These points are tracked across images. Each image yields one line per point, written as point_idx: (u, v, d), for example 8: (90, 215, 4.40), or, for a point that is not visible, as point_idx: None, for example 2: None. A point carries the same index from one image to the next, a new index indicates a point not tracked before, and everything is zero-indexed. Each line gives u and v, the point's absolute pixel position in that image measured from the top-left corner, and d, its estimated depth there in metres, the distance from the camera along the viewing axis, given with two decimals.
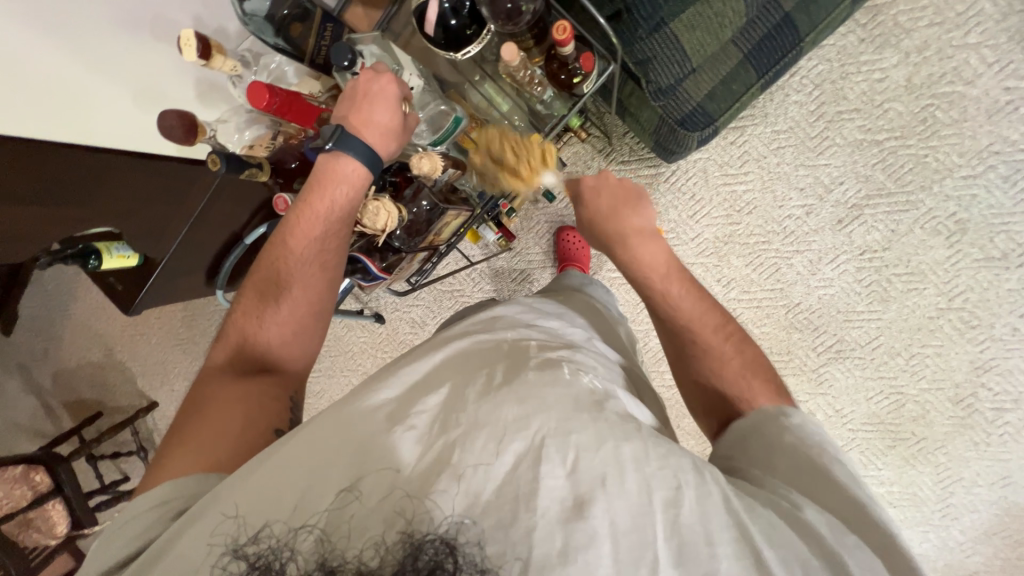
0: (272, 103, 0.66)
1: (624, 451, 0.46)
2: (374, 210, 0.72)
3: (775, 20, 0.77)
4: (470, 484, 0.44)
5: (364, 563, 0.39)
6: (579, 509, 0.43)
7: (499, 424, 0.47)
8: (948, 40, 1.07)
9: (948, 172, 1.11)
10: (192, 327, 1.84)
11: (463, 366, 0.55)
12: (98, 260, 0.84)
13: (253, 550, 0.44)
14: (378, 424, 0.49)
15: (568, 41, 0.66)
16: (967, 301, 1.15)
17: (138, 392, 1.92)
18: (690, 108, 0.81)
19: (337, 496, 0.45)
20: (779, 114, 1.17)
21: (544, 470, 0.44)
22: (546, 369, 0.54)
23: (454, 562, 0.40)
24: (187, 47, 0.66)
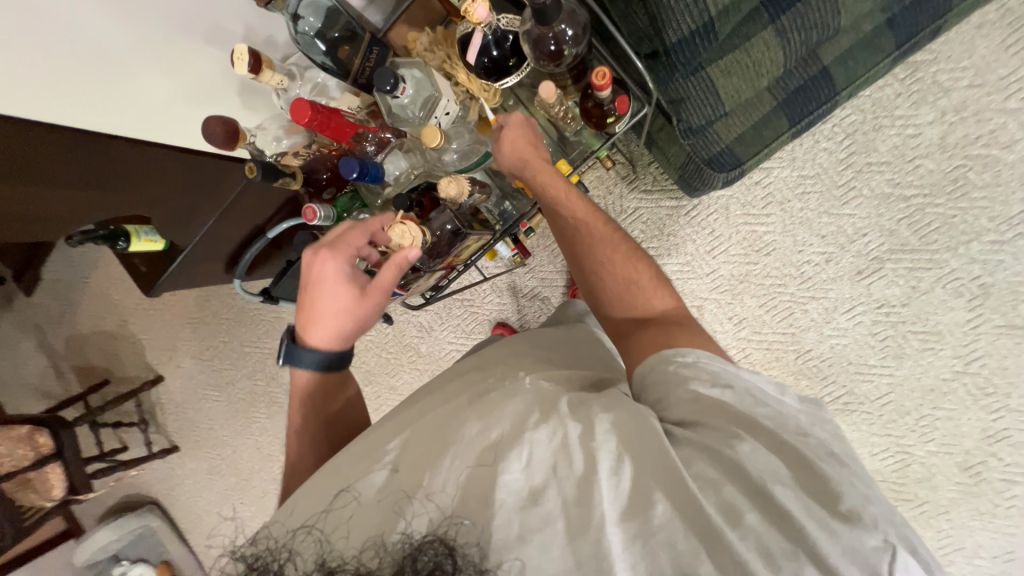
0: (312, 120, 0.67)
1: (572, 437, 0.50)
2: (399, 233, 0.71)
3: (812, 71, 0.77)
4: (441, 494, 0.48)
5: (363, 563, 0.45)
6: (533, 498, 0.47)
7: (462, 442, 0.51)
8: (987, 103, 1.05)
9: (976, 235, 1.09)
10: (205, 308, 1.87)
11: (442, 400, 0.61)
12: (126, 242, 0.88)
13: (252, 552, 0.50)
14: (368, 446, 0.57)
15: (605, 88, 0.66)
16: (984, 367, 1.13)
17: (146, 365, 1.96)
18: (718, 150, 0.82)
19: (337, 497, 0.52)
20: (807, 159, 1.17)
21: (501, 467, 0.48)
22: (507, 386, 0.58)
23: (454, 563, 0.43)
24: (239, 61, 0.68)
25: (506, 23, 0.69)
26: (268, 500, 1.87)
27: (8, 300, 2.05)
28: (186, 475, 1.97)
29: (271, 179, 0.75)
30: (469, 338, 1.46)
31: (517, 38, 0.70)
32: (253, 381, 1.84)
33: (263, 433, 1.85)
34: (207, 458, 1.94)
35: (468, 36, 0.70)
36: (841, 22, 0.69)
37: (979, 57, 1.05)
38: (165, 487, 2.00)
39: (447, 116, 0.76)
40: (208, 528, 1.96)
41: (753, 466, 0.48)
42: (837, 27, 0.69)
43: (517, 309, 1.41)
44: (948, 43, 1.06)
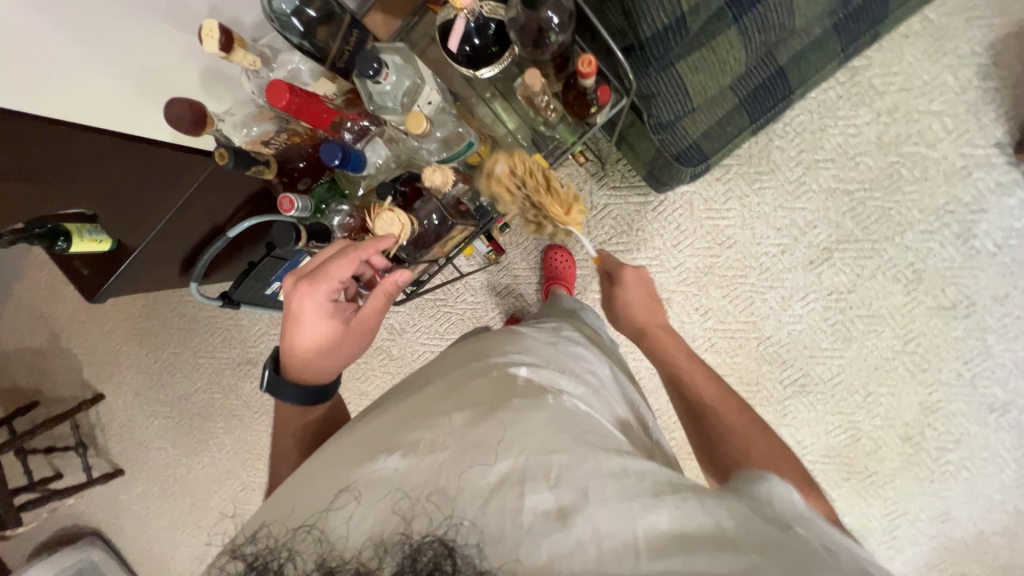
0: (290, 103, 0.65)
1: (603, 466, 0.48)
2: (387, 220, 0.70)
3: (770, 71, 0.82)
4: (456, 504, 0.45)
5: (363, 563, 0.40)
6: (560, 519, 0.44)
7: (484, 447, 0.49)
8: (915, 106, 1.16)
9: (908, 225, 1.20)
10: (152, 317, 1.73)
11: (449, 395, 0.57)
12: (66, 242, 0.80)
13: (250, 550, 0.45)
14: (372, 445, 0.53)
15: (590, 74, 0.67)
16: (920, 345, 1.24)
17: (83, 382, 1.79)
18: (686, 145, 0.85)
19: (337, 498, 0.48)
20: (762, 157, 1.24)
21: (528, 488, 0.45)
22: (530, 395, 0.56)
23: (453, 564, 0.39)
24: (207, 37, 0.64)
25: (489, 11, 0.67)
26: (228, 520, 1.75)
27: None
28: (132, 501, 1.81)
29: (244, 169, 0.69)
30: (443, 337, 1.44)
31: (501, 27, 0.69)
32: (208, 394, 1.72)
33: (220, 450, 1.73)
34: (156, 481, 1.79)
35: (450, 23, 0.68)
36: (795, 23, 0.74)
37: (906, 64, 1.16)
38: (108, 515, 1.83)
39: (430, 105, 0.73)
40: (160, 556, 1.81)
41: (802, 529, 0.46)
42: (790, 28, 0.74)
43: (492, 307, 1.40)
44: (880, 51, 1.16)
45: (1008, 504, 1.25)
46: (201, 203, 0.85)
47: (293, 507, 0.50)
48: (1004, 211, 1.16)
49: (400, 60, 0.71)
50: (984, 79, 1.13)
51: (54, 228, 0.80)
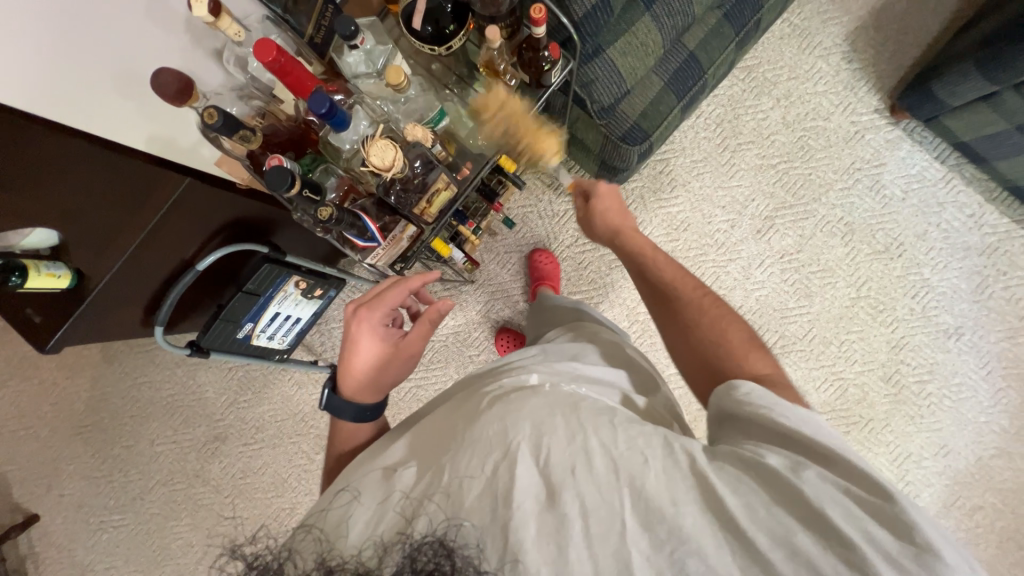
0: (276, 60, 0.64)
1: (592, 441, 0.49)
2: (381, 147, 0.67)
3: (683, 55, 0.96)
4: (451, 496, 0.45)
5: (362, 562, 0.40)
6: (551, 498, 0.45)
7: (479, 441, 0.49)
8: (804, 89, 1.38)
9: (829, 186, 1.37)
10: (99, 411, 1.55)
11: (454, 412, 0.59)
12: (21, 278, 0.74)
13: (252, 550, 0.41)
14: (381, 465, 0.54)
15: (541, 21, 0.67)
16: (871, 289, 1.35)
17: (13, 505, 1.54)
18: (629, 125, 0.96)
19: (337, 498, 0.50)
20: (694, 147, 1.39)
21: (518, 470, 0.46)
22: (526, 388, 0.58)
23: (452, 564, 0.39)
24: (199, 3, 0.66)
25: None
26: None
27: None
28: None
29: (230, 132, 0.65)
30: (430, 366, 1.40)
31: (456, 7, 0.75)
32: (169, 488, 1.52)
33: (187, 552, 1.50)
34: None
35: (412, 7, 0.74)
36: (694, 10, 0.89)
37: (788, 58, 1.39)
38: None
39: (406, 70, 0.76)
40: None
41: (811, 491, 0.44)
42: (691, 14, 0.90)
43: (475, 325, 1.40)
44: (765, 50, 1.39)
45: (993, 424, 1.32)
46: (167, 231, 0.81)
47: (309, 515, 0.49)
48: (899, 162, 1.35)
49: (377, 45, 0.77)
50: (850, 62, 1.37)
51: (8, 264, 0.74)
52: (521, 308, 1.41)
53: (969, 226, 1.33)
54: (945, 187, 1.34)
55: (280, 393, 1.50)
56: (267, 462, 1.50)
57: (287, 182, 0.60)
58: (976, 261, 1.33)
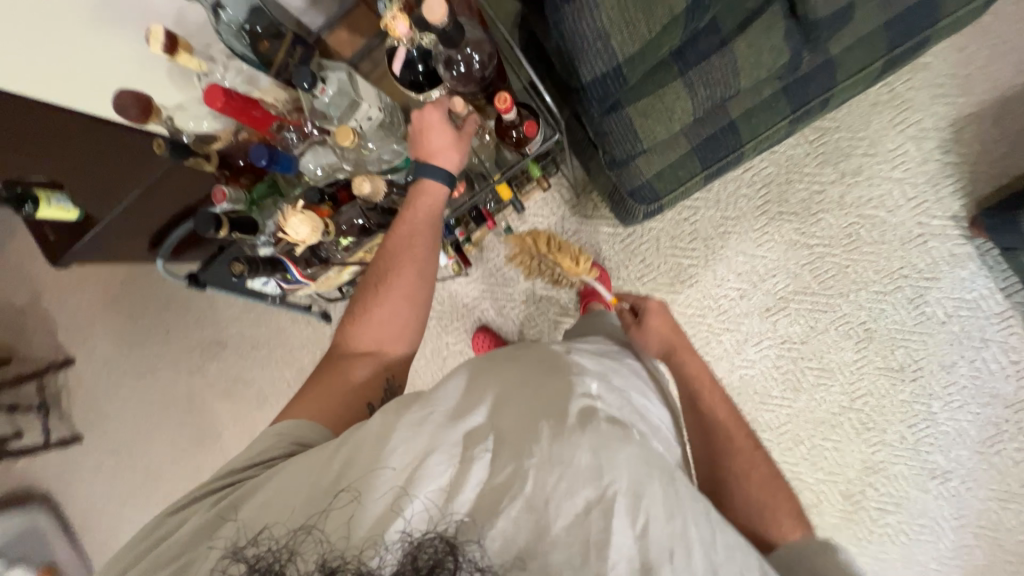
0: (226, 105, 0.68)
1: (693, 533, 0.50)
2: (297, 223, 0.72)
3: (721, 122, 0.85)
4: (538, 515, 0.48)
5: (363, 561, 0.46)
6: (647, 569, 0.47)
7: (574, 469, 0.50)
8: (877, 171, 1.21)
9: (864, 285, 1.23)
10: (131, 289, 1.76)
11: (544, 404, 0.56)
12: (34, 207, 0.84)
13: (253, 552, 0.52)
14: (458, 435, 0.53)
15: (507, 110, 0.72)
16: (866, 404, 1.26)
17: (57, 345, 1.82)
18: (639, 183, 0.87)
19: (336, 498, 0.52)
20: (729, 202, 1.28)
21: (616, 525, 0.48)
22: (617, 424, 0.56)
23: (455, 561, 0.45)
24: (154, 41, 0.69)
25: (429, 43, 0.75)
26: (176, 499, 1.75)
27: None
28: (87, 469, 1.82)
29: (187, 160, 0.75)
30: None
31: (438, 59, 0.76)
32: (174, 372, 1.74)
33: (179, 428, 1.75)
34: (111, 452, 1.80)
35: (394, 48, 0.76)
36: (740, 83, 0.78)
37: (872, 129, 1.20)
38: (60, 481, 1.83)
39: (370, 121, 0.78)
40: (103, 530, 1.80)
41: None
42: (735, 87, 0.78)
43: (457, 317, 1.45)
44: (849, 115, 1.21)
45: None
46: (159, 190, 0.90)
47: (233, 504, 0.58)
48: (956, 281, 1.19)
49: (342, 83, 0.75)
50: (946, 153, 1.17)
51: (23, 194, 0.85)
52: (503, 315, 1.42)
53: (1007, 373, 1.18)
54: (997, 324, 1.18)
55: (276, 322, 1.64)
56: (255, 377, 1.67)
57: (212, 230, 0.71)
58: (998, 411, 1.19)
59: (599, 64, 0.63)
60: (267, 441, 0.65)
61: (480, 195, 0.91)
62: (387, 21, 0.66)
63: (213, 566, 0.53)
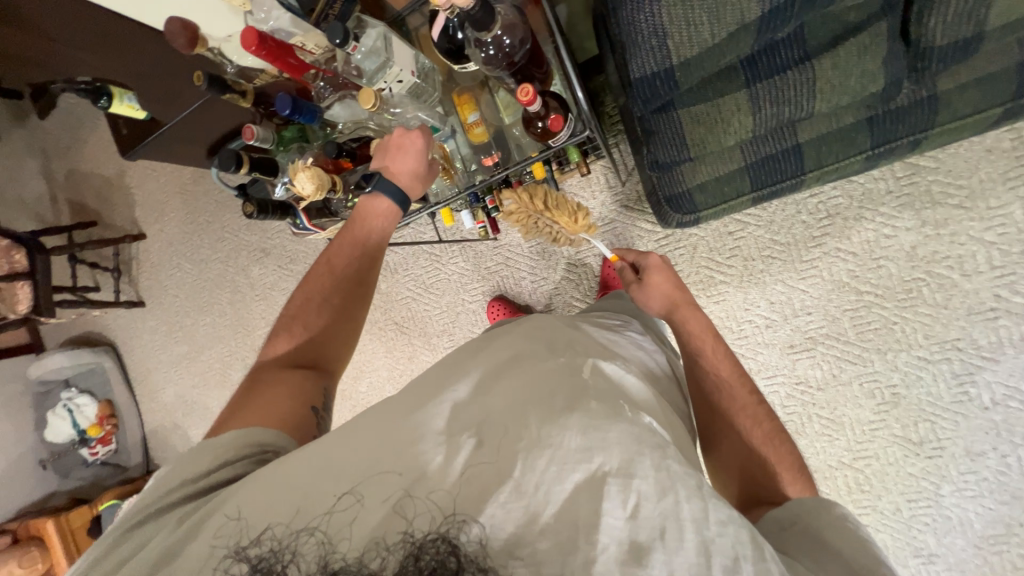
0: (260, 50, 0.70)
1: (684, 508, 0.46)
2: (304, 178, 0.79)
3: (785, 144, 0.77)
4: (529, 502, 0.46)
5: (365, 563, 0.44)
6: (636, 557, 0.44)
7: (562, 451, 0.48)
8: (967, 227, 1.06)
9: (907, 346, 1.13)
10: (198, 184, 1.91)
11: (534, 388, 0.55)
12: (108, 102, 0.93)
13: (255, 553, 0.48)
14: (439, 421, 0.53)
15: (530, 102, 0.72)
16: (868, 466, 1.19)
17: (133, 219, 2.03)
18: (680, 191, 0.82)
19: (339, 499, 0.49)
20: (783, 226, 1.18)
21: (606, 507, 0.45)
22: (606, 402, 0.54)
23: (457, 561, 0.43)
24: None
25: None
26: (210, 376, 2.00)
27: (19, 115, 2.08)
28: (145, 331, 2.09)
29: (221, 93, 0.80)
30: (427, 289, 1.54)
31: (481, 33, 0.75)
32: (224, 266, 1.92)
33: (220, 317, 1.95)
34: (166, 322, 2.06)
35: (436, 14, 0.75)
36: (816, 106, 0.70)
37: (977, 179, 1.04)
38: (124, 335, 2.13)
39: (401, 84, 0.80)
40: (152, 384, 2.10)
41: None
42: (810, 110, 0.70)
43: (476, 278, 1.48)
44: (954, 157, 1.05)
45: None
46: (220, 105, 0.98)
47: (209, 511, 0.53)
48: (1016, 368, 1.06)
49: (377, 42, 0.75)
50: None
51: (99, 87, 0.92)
52: (521, 287, 1.43)
53: None
54: None
55: (314, 243, 1.74)
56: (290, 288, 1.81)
57: (233, 167, 0.78)
58: (1013, 513, 1.09)
59: (650, 63, 0.59)
60: (205, 459, 0.61)
61: (515, 168, 0.88)
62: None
63: (215, 566, 0.49)
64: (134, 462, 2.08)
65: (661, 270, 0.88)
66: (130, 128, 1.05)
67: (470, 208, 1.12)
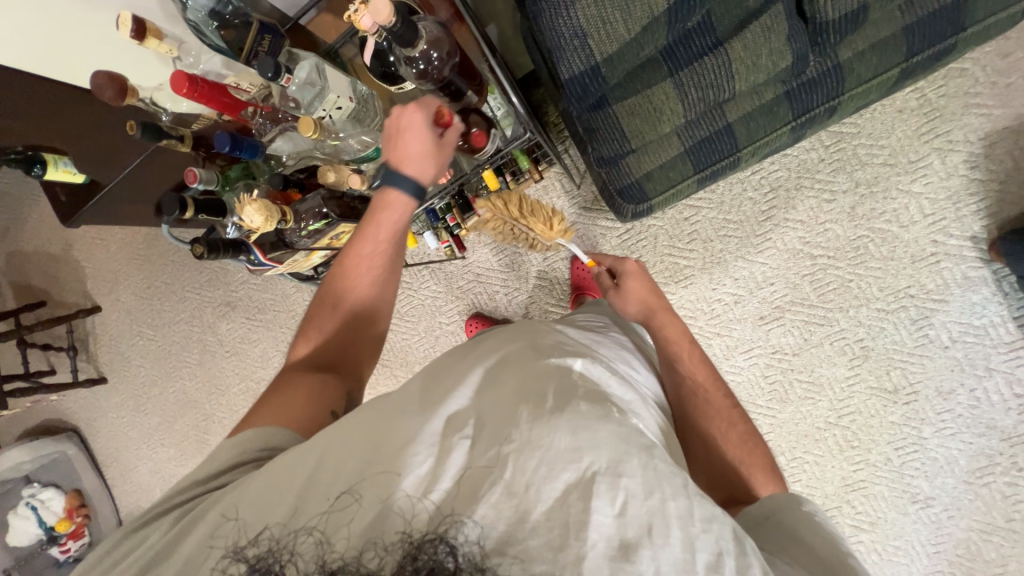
0: (192, 92, 0.70)
1: (670, 506, 0.46)
2: (252, 212, 0.78)
3: (717, 125, 0.82)
4: (520, 501, 0.46)
5: (363, 564, 0.43)
6: (626, 553, 0.44)
7: (550, 452, 0.48)
8: (895, 182, 1.14)
9: (866, 301, 1.19)
10: (151, 246, 1.85)
11: (525, 388, 0.54)
12: (42, 170, 0.91)
13: (252, 553, 0.49)
14: (434, 428, 0.51)
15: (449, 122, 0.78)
16: (853, 423, 1.23)
17: (85, 293, 1.94)
18: (629, 182, 0.86)
19: (337, 500, 0.49)
20: (733, 205, 1.24)
21: (595, 505, 0.45)
22: (597, 403, 0.53)
23: (455, 562, 0.42)
24: (122, 26, 0.69)
25: None
26: (187, 444, 1.89)
27: None
28: (110, 408, 1.97)
29: (156, 140, 0.79)
30: (402, 317, 1.52)
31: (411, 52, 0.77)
32: (188, 326, 1.85)
33: (190, 380, 1.87)
34: (131, 395, 1.95)
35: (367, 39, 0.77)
36: (735, 86, 0.75)
37: (896, 138, 1.13)
38: (87, 416, 2.00)
39: (340, 110, 0.80)
40: (123, 464, 1.98)
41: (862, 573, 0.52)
42: (730, 90, 0.75)
43: (450, 298, 1.47)
44: (871, 121, 1.14)
45: None
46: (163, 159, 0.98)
47: (199, 515, 0.56)
48: (965, 305, 1.13)
49: (311, 74, 0.77)
50: (972, 168, 1.09)
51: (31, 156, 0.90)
52: (496, 300, 1.44)
53: (1008, 405, 1.13)
54: (1005, 354, 1.12)
55: (281, 288, 1.70)
56: (260, 338, 1.76)
57: (177, 211, 0.76)
58: (992, 444, 1.14)
59: (576, 62, 0.63)
60: (225, 454, 0.63)
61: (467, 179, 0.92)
62: (351, 15, 0.63)
63: (214, 565, 0.50)
64: None
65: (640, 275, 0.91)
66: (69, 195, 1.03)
67: (432, 229, 1.15)
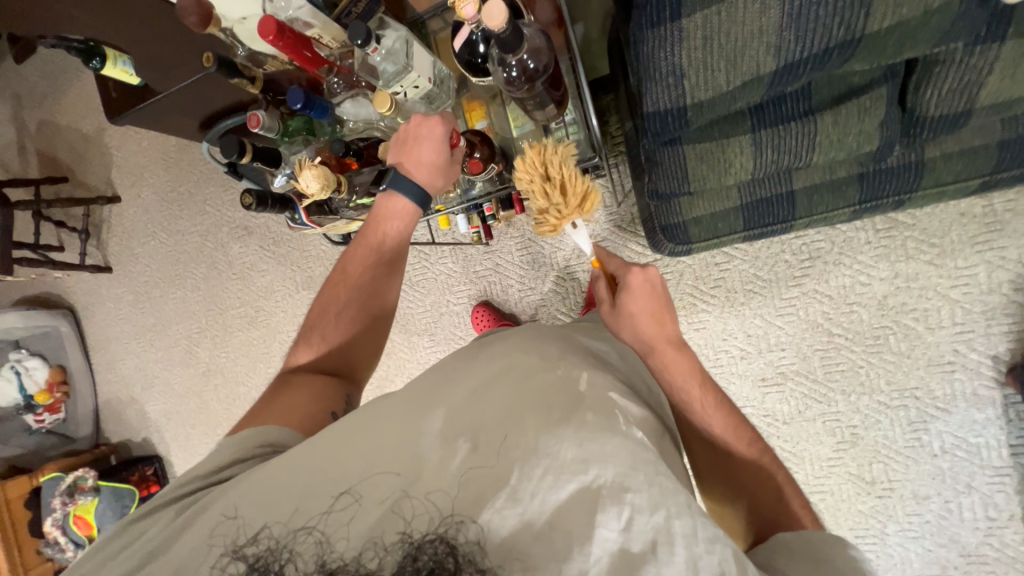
0: (277, 41, 0.70)
1: (675, 524, 0.46)
2: (310, 177, 0.77)
3: (781, 189, 0.79)
4: (525, 508, 0.46)
5: (363, 563, 0.45)
6: (632, 566, 0.44)
7: (556, 462, 0.48)
8: (935, 283, 1.12)
9: (869, 390, 1.18)
10: (181, 152, 1.83)
11: (529, 395, 0.55)
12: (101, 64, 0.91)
13: (252, 552, 0.49)
14: (435, 433, 0.52)
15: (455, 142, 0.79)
16: (822, 501, 1.24)
17: (107, 181, 1.94)
18: (676, 221, 0.84)
19: (338, 499, 0.50)
20: (766, 263, 1.22)
21: (600, 519, 0.45)
22: (602, 414, 0.54)
23: (454, 562, 0.44)
24: None
25: None
26: (176, 351, 1.92)
27: None
28: (109, 298, 2.00)
29: (229, 75, 0.82)
30: (412, 286, 1.52)
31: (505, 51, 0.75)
32: (200, 240, 1.85)
33: (192, 291, 1.88)
34: (132, 291, 1.97)
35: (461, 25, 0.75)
36: (813, 158, 0.72)
37: (949, 240, 1.10)
38: (85, 299, 2.03)
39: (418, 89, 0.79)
40: (111, 354, 2.01)
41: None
42: (808, 161, 0.73)
43: (464, 281, 1.47)
44: (930, 217, 1.11)
45: None
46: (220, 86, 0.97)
47: (204, 506, 0.55)
48: (965, 421, 1.13)
49: (397, 44, 0.75)
50: (1016, 290, 1.07)
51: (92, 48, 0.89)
52: (507, 294, 1.43)
53: (976, 525, 1.14)
54: (990, 476, 1.12)
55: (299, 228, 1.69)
56: (269, 270, 1.76)
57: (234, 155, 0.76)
58: (950, 556, 1.16)
59: (663, 99, 0.61)
60: (223, 454, 0.63)
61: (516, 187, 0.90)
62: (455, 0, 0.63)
63: (212, 564, 0.50)
64: (84, 433, 1.98)
65: (645, 296, 0.74)
66: (119, 91, 1.02)
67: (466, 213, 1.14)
